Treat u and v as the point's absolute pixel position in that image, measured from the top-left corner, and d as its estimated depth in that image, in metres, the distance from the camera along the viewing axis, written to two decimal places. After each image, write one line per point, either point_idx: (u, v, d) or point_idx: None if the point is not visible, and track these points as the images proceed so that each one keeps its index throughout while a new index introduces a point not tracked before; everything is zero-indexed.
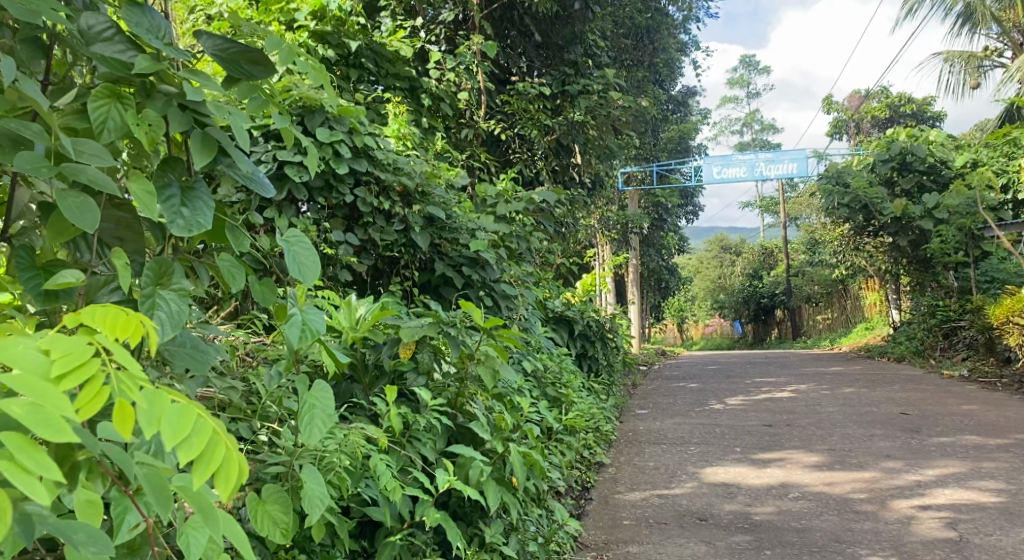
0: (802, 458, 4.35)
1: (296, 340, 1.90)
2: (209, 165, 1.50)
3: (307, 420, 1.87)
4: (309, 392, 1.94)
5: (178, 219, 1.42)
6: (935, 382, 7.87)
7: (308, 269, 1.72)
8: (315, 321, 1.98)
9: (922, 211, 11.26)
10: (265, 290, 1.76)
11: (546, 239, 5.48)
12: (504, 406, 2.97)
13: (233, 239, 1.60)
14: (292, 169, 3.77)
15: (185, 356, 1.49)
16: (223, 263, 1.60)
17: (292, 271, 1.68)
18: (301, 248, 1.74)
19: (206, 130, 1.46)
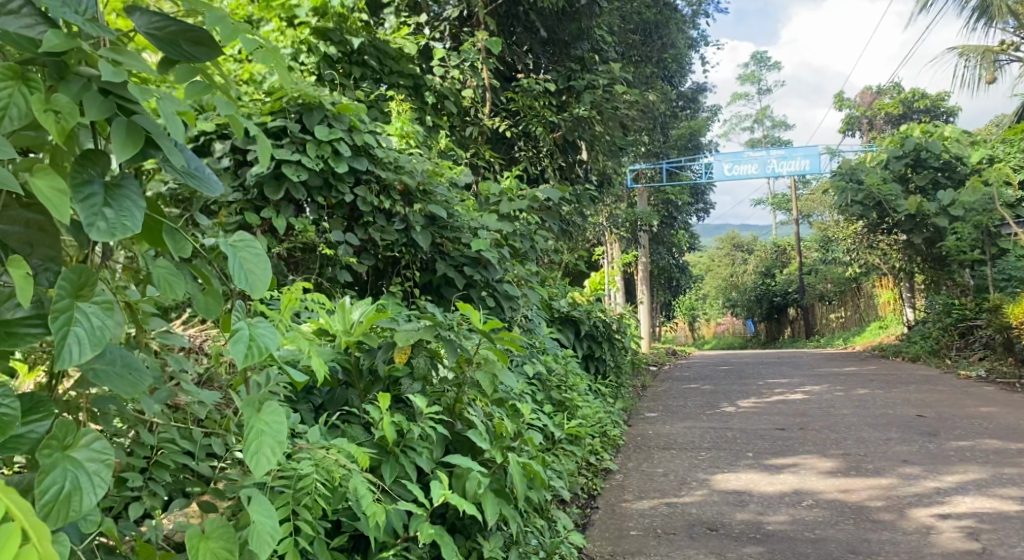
0: (816, 463, 4.22)
1: (241, 358, 1.63)
2: (139, 159, 1.34)
3: (253, 448, 1.63)
4: (257, 413, 1.69)
5: (99, 222, 1.27)
6: (952, 382, 7.72)
7: (256, 278, 1.57)
8: (264, 334, 1.71)
9: (937, 208, 11.06)
10: (211, 302, 1.62)
11: (551, 239, 5.38)
12: (504, 413, 2.87)
13: (172, 244, 1.44)
14: (291, 168, 3.66)
15: (116, 379, 1.36)
16: (159, 271, 1.53)
17: (237, 280, 1.53)
18: (248, 254, 1.59)
19: (133, 120, 1.30)
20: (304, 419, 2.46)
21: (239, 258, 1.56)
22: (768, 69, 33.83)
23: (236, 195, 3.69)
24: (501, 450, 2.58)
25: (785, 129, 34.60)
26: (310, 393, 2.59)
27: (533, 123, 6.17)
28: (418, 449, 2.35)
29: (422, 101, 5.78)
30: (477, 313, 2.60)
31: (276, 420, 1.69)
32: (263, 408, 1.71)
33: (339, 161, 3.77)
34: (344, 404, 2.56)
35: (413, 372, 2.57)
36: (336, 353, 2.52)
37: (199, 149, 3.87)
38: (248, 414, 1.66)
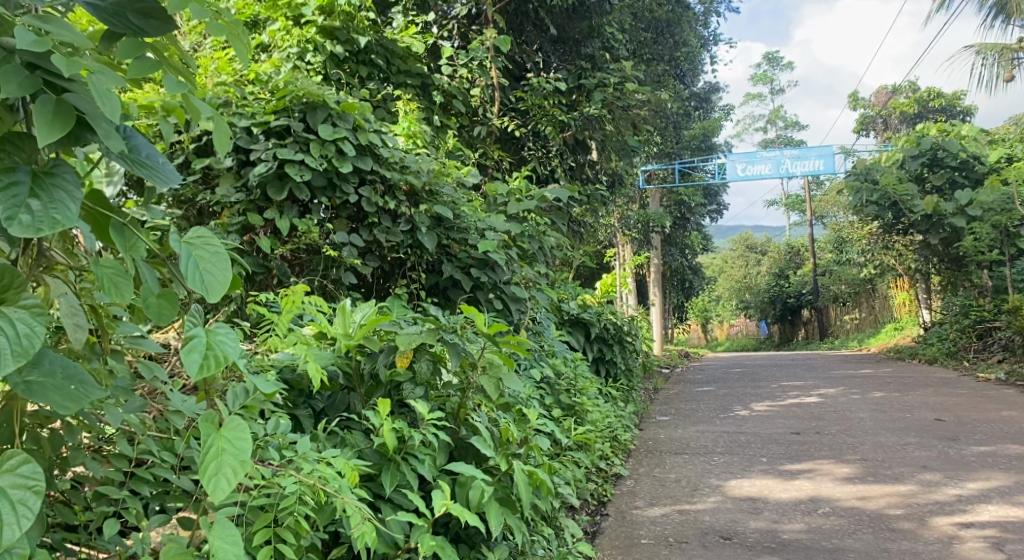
0: (833, 469, 4.12)
1: (196, 370, 1.53)
2: (71, 142, 1.40)
3: (213, 470, 1.55)
4: (218, 433, 1.61)
5: (24, 212, 1.34)
6: (971, 385, 7.56)
7: (213, 285, 1.53)
8: (226, 343, 1.62)
9: (956, 208, 10.76)
10: (166, 305, 1.62)
11: (561, 240, 5.29)
12: (510, 418, 2.79)
13: (120, 241, 1.50)
14: (294, 169, 3.59)
15: (55, 391, 1.38)
16: (104, 272, 1.52)
17: (193, 287, 1.50)
18: (207, 255, 1.56)
19: (61, 103, 1.36)
20: (304, 425, 2.39)
21: (195, 260, 1.54)
22: (782, 69, 33.59)
23: (238, 196, 3.63)
24: (506, 457, 2.50)
25: (799, 129, 34.33)
26: (310, 397, 2.51)
27: (543, 123, 6.10)
28: (420, 457, 2.27)
29: (429, 100, 5.71)
30: (481, 316, 2.52)
31: (239, 438, 1.61)
32: (226, 425, 1.63)
33: (343, 161, 3.69)
34: (344, 409, 2.48)
35: (415, 377, 2.49)
36: (336, 357, 2.45)
37: (202, 149, 3.81)
38: (209, 433, 1.59)
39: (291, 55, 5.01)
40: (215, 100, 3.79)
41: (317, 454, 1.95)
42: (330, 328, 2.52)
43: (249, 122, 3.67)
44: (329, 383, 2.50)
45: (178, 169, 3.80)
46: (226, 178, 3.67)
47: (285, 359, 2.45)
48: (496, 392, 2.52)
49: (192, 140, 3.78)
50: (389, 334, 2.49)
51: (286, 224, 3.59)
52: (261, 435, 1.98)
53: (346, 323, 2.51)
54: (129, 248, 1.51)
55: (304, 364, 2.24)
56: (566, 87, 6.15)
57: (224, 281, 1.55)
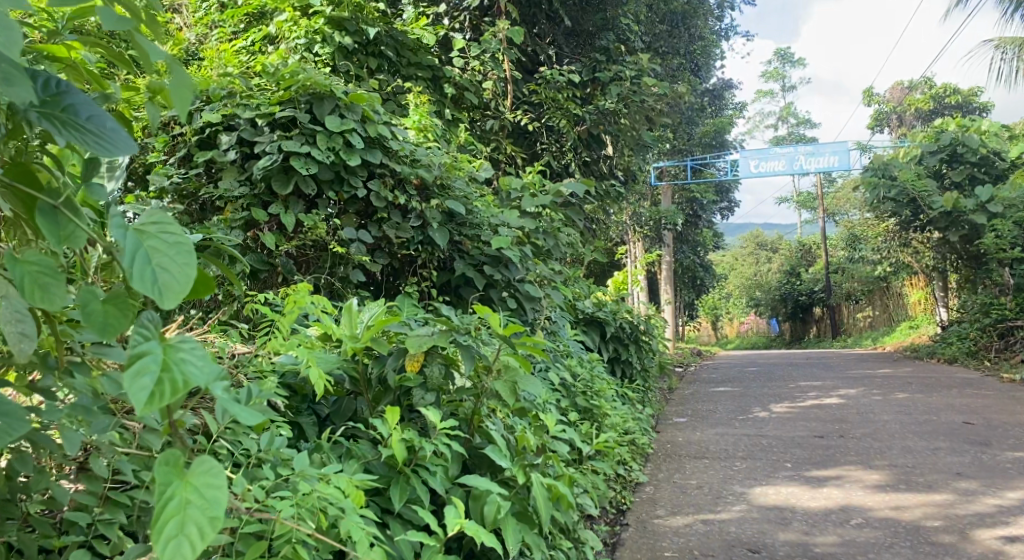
0: (862, 476, 3.94)
1: (143, 403, 1.20)
2: None
3: (172, 530, 1.27)
4: (183, 479, 1.32)
5: None
6: (995, 386, 7.35)
7: (171, 287, 1.25)
8: (190, 361, 1.28)
9: (975, 205, 10.59)
10: (114, 313, 1.31)
11: (576, 237, 5.13)
12: (527, 424, 2.63)
13: (49, 230, 1.28)
14: (299, 161, 3.43)
15: None
16: (23, 275, 1.27)
17: (143, 290, 1.22)
18: (164, 248, 1.28)
19: None
20: (307, 435, 2.23)
21: (147, 255, 1.27)
22: (794, 65, 33.28)
23: (241, 190, 3.47)
24: (523, 467, 2.34)
25: (811, 125, 34.01)
26: (314, 404, 2.35)
27: (556, 116, 5.92)
28: (431, 470, 2.11)
29: (441, 93, 5.55)
30: (497, 316, 2.37)
31: (208, 487, 1.33)
32: (194, 469, 1.35)
33: (351, 153, 3.53)
34: (349, 415, 2.32)
35: (425, 381, 2.34)
36: (342, 361, 2.29)
37: (204, 141, 3.64)
38: (170, 482, 1.31)
39: (298, 46, 4.85)
40: (219, 91, 3.63)
41: (317, 470, 1.80)
42: (335, 329, 2.36)
43: (254, 113, 3.51)
44: (334, 388, 2.35)
45: (180, 163, 3.64)
46: (229, 172, 3.51)
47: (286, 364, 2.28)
48: (513, 398, 2.36)
49: (194, 132, 3.62)
50: (398, 335, 2.34)
51: (291, 219, 3.43)
52: (255, 451, 1.86)
53: (353, 324, 2.34)
54: (64, 239, 1.28)
55: (308, 369, 2.09)
56: (581, 80, 5.97)
57: (186, 280, 1.27)
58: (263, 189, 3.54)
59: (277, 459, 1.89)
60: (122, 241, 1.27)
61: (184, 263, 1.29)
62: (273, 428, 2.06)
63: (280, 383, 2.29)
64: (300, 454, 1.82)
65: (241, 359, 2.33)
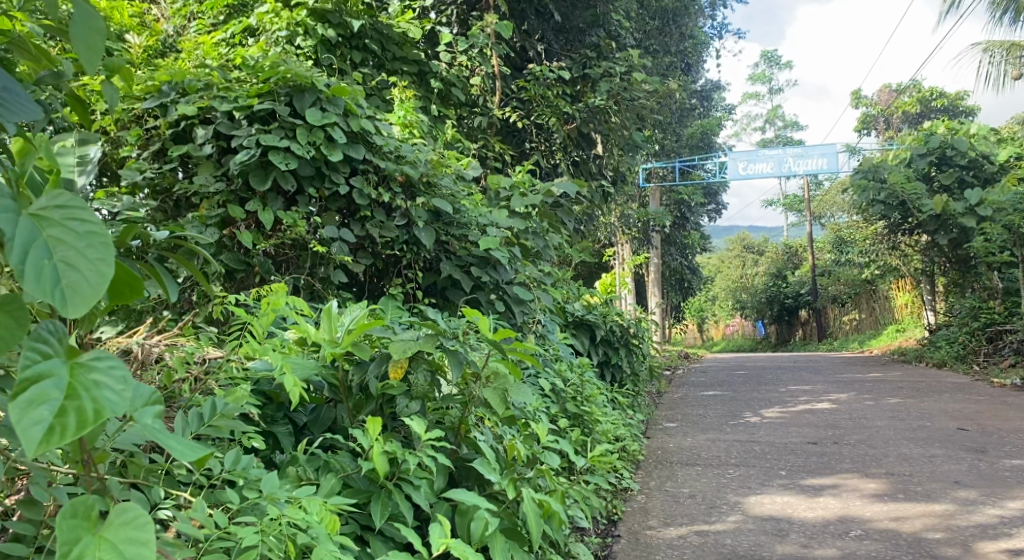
0: (859, 485, 3.83)
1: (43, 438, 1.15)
2: None
3: None
4: (100, 537, 1.29)
5: None
6: (987, 391, 7.28)
7: (74, 289, 1.18)
8: (106, 386, 1.24)
9: (964, 208, 10.55)
10: (9, 323, 1.26)
11: (565, 237, 5.00)
12: (516, 434, 2.49)
13: None
14: (278, 156, 3.29)
15: None
16: None
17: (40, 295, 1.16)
18: (68, 240, 1.22)
19: None
20: (283, 446, 2.10)
21: (48, 248, 1.20)
22: (781, 68, 33.33)
23: (218, 185, 3.32)
24: (512, 480, 2.21)
25: (797, 129, 34.03)
26: (292, 412, 2.22)
27: (546, 114, 5.80)
28: (417, 482, 1.97)
29: (427, 89, 5.39)
30: (486, 320, 2.25)
31: (126, 542, 1.29)
32: (110, 522, 1.31)
33: (333, 148, 3.39)
34: (328, 423, 2.20)
35: (409, 389, 2.20)
36: (321, 367, 2.15)
37: (180, 135, 3.49)
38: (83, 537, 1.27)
39: (279, 38, 4.68)
40: (195, 83, 3.47)
41: (286, 494, 1.69)
42: (313, 333, 2.22)
43: (232, 106, 3.36)
44: (313, 395, 2.21)
45: (153, 157, 3.48)
46: (205, 166, 3.36)
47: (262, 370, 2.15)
48: (503, 407, 2.23)
49: (168, 126, 3.46)
50: (381, 340, 2.20)
51: (270, 217, 3.29)
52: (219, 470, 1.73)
53: (335, 327, 2.21)
54: None
55: (284, 377, 1.95)
56: (571, 77, 5.85)
57: (98, 279, 1.20)
58: (240, 184, 3.39)
59: (245, 479, 1.77)
60: (19, 233, 1.20)
61: (96, 257, 1.23)
62: (245, 439, 1.93)
63: (254, 390, 2.15)
64: (269, 475, 1.71)
65: (212, 365, 2.18)
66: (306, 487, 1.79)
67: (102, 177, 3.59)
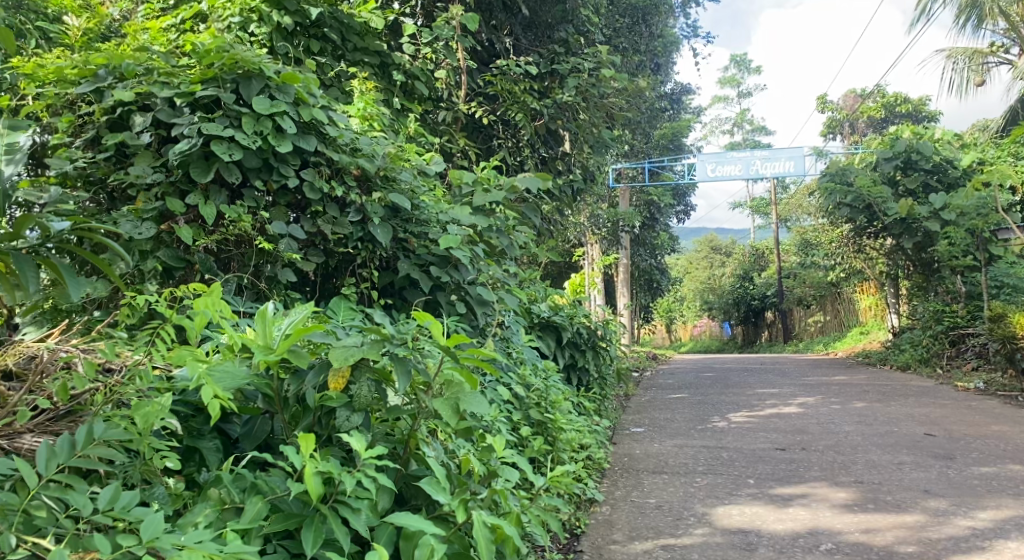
0: (828, 494, 3.72)
1: None
2: None
3: None
4: None
5: None
6: (952, 395, 7.26)
7: None
8: None
9: (929, 212, 10.59)
10: None
11: (531, 236, 4.83)
12: (472, 447, 2.33)
13: None
14: (221, 146, 3.09)
15: None
16: None
17: None
18: None
19: None
20: (209, 463, 1.92)
21: None
22: (749, 72, 33.54)
23: (155, 177, 3.10)
24: (464, 500, 2.05)
25: (765, 133, 34.26)
26: (224, 423, 2.05)
27: (513, 110, 5.63)
28: (354, 504, 1.83)
29: (389, 81, 5.19)
30: (437, 325, 2.08)
31: None
32: None
33: (282, 139, 3.21)
34: (261, 438, 2.02)
35: (351, 400, 2.03)
36: (253, 376, 1.98)
37: (117, 123, 3.26)
38: None
39: (232, 24, 4.45)
40: (134, 67, 3.25)
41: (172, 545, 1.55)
42: (247, 337, 2.05)
43: (172, 92, 3.15)
44: (246, 405, 2.03)
45: (88, 146, 3.25)
46: (143, 156, 3.14)
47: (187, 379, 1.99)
48: (454, 419, 2.07)
49: (104, 112, 3.23)
50: (322, 346, 2.04)
51: (211, 211, 3.10)
52: (88, 514, 1.62)
53: (270, 332, 2.03)
54: None
55: (203, 390, 1.85)
56: (538, 72, 5.69)
57: None
58: (180, 175, 3.17)
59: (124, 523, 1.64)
60: None
61: None
62: (158, 458, 1.80)
63: (177, 401, 1.96)
64: (150, 521, 1.58)
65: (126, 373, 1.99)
66: (204, 533, 1.62)
67: (33, 166, 3.34)
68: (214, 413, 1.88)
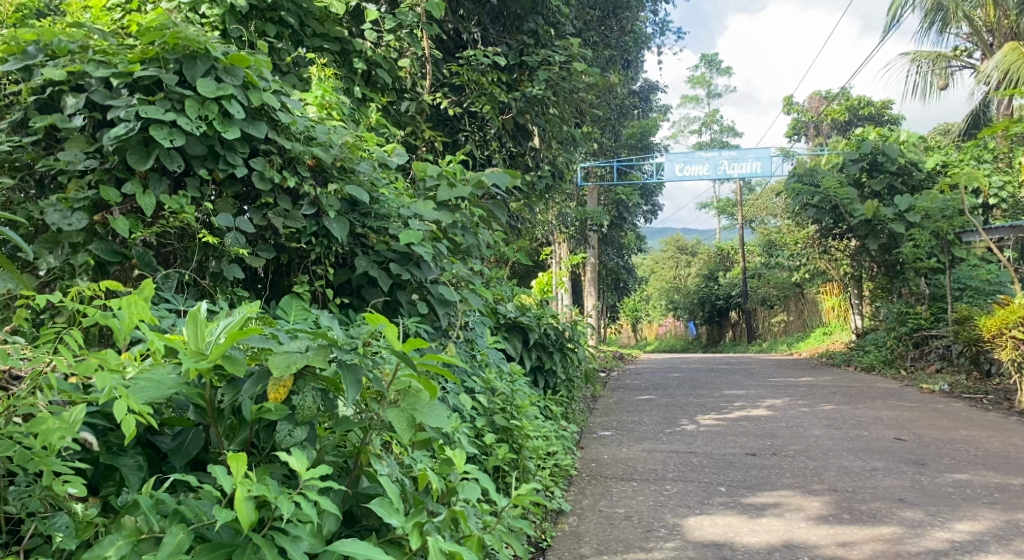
0: (802, 503, 3.58)
1: None
2: None
3: None
4: None
5: None
6: (919, 398, 7.20)
7: None
8: None
9: (894, 214, 10.60)
10: None
11: (497, 234, 4.64)
12: (432, 462, 2.13)
13: None
14: (160, 131, 2.86)
15: None
16: None
17: None
18: None
19: None
20: (130, 484, 1.70)
21: None
22: (718, 72, 33.66)
23: (88, 163, 2.86)
24: (419, 525, 1.85)
25: (732, 134, 34.43)
26: (153, 435, 1.83)
27: (479, 102, 5.43)
28: (293, 533, 1.63)
29: (351, 69, 4.95)
30: (392, 329, 1.88)
31: None
32: None
33: (229, 125, 2.99)
34: (192, 454, 1.80)
35: (293, 412, 1.82)
36: (182, 385, 1.76)
37: (48, 104, 3.02)
38: None
39: (182, 5, 4.21)
40: (66, 44, 3.02)
41: None
42: (176, 342, 1.84)
43: (108, 73, 2.92)
44: (175, 416, 1.82)
45: (14, 128, 3.00)
46: (75, 141, 2.89)
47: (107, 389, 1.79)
48: (409, 432, 1.88)
49: (32, 92, 2.99)
50: (261, 352, 1.83)
51: (149, 201, 2.86)
52: None
53: (203, 336, 1.82)
54: None
55: (115, 406, 1.64)
56: (506, 63, 5.50)
57: None
58: (116, 162, 2.94)
59: None
60: None
61: None
62: (59, 484, 1.59)
63: (93, 413, 1.74)
64: None
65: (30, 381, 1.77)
66: None
67: None
68: (130, 429, 1.67)
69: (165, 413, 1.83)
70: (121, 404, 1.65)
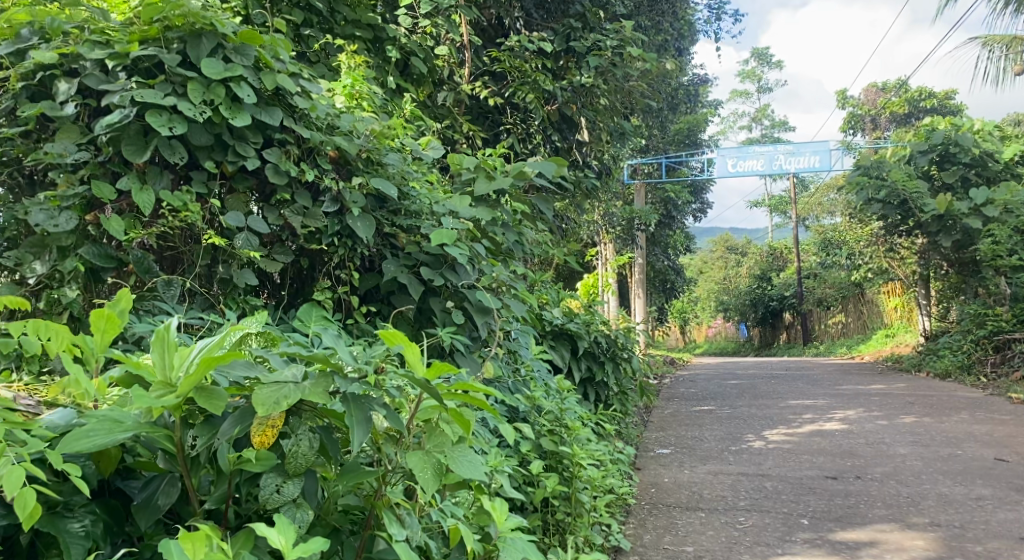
0: (902, 542, 3.08)
1: None
2: None
3: None
4: None
5: None
6: (1010, 409, 6.52)
7: None
8: None
9: (969, 208, 9.83)
10: None
11: (542, 233, 4.20)
12: (463, 514, 1.73)
13: None
14: (157, 119, 2.49)
15: None
16: None
17: None
18: None
19: None
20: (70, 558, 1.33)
21: None
22: (769, 67, 32.69)
23: (79, 156, 2.50)
24: None
25: (783, 129, 33.36)
26: (123, 481, 1.46)
27: (522, 91, 4.98)
28: None
29: (384, 59, 4.56)
30: (413, 350, 1.51)
31: None
32: None
33: (238, 111, 2.62)
34: (162, 510, 1.40)
35: (284, 462, 1.43)
36: (142, 427, 1.37)
37: (39, 92, 2.68)
38: None
39: None
40: (59, 24, 2.65)
41: None
42: (144, 367, 1.46)
43: (102, 55, 2.56)
44: (145, 459, 1.44)
45: (3, 119, 2.66)
46: (65, 131, 2.54)
47: (58, 426, 1.44)
48: (436, 482, 1.51)
49: (21, 78, 2.64)
50: (249, 383, 1.44)
51: (147, 198, 2.50)
52: None
53: (173, 363, 1.43)
54: None
55: (12, 475, 1.27)
56: (551, 49, 5.07)
57: None
58: (112, 155, 2.58)
59: None
60: None
61: None
62: None
63: (34, 462, 1.37)
64: None
65: None
66: None
67: None
68: (36, 506, 1.28)
69: (137, 454, 1.46)
70: (21, 473, 1.27)
